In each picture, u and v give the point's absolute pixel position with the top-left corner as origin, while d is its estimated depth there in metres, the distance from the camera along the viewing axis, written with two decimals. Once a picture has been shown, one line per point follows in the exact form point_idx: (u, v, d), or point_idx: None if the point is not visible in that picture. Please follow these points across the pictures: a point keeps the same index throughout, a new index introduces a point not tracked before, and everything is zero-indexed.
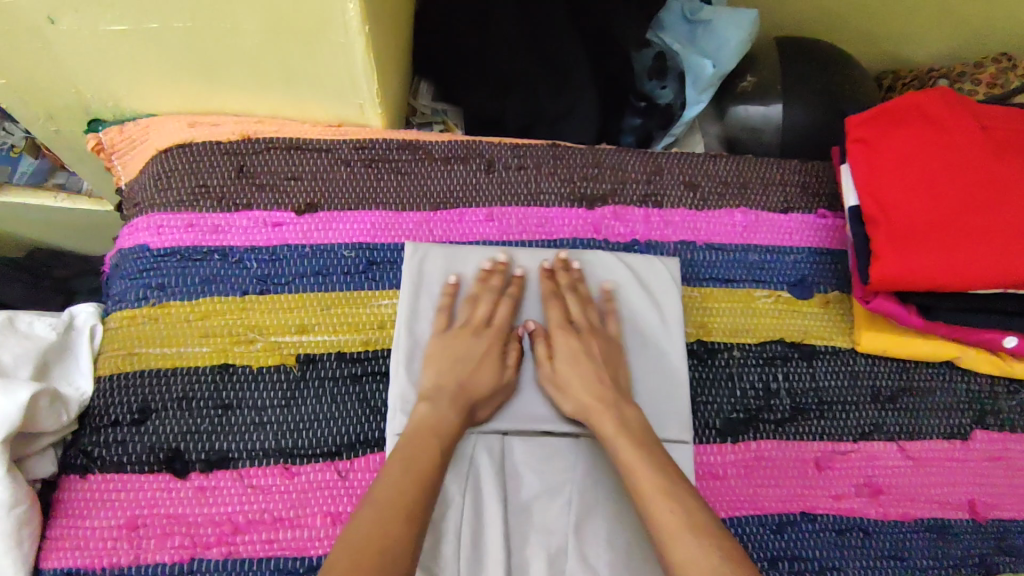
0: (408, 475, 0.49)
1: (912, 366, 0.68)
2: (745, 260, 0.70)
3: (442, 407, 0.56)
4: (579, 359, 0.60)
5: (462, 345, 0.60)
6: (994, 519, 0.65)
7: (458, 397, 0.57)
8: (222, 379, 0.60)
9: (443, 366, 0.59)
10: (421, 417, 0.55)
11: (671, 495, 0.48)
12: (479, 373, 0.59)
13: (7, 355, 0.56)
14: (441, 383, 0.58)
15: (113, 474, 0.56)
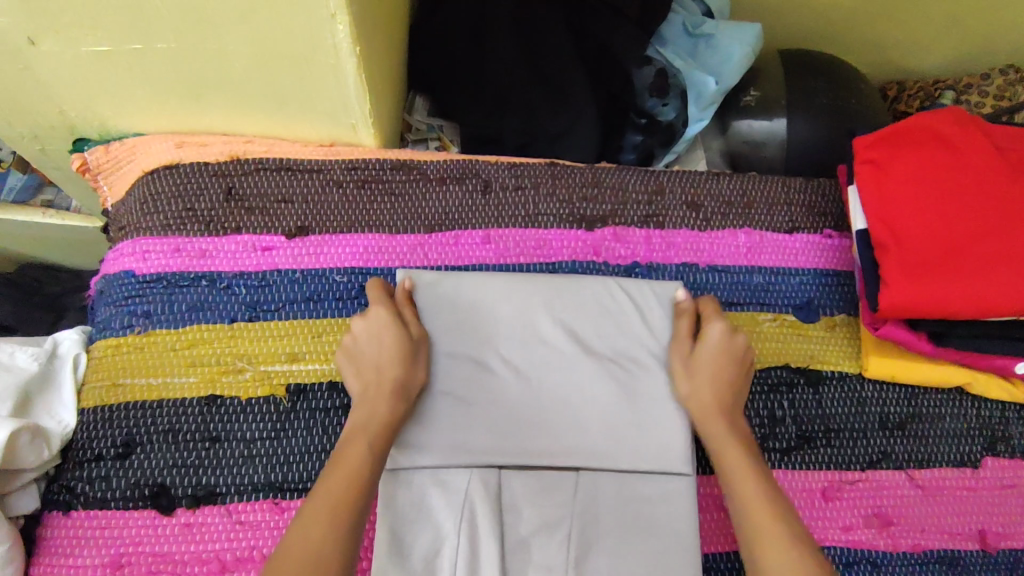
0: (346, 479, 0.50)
1: (922, 391, 0.66)
2: (748, 282, 0.68)
3: (372, 397, 0.56)
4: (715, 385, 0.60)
5: (370, 337, 0.59)
6: (1007, 550, 0.62)
7: (381, 378, 0.57)
8: (209, 411, 0.58)
9: (359, 372, 0.58)
10: (358, 419, 0.55)
11: (786, 545, 0.51)
12: (390, 348, 0.58)
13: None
14: (365, 384, 0.57)
15: (97, 511, 0.54)
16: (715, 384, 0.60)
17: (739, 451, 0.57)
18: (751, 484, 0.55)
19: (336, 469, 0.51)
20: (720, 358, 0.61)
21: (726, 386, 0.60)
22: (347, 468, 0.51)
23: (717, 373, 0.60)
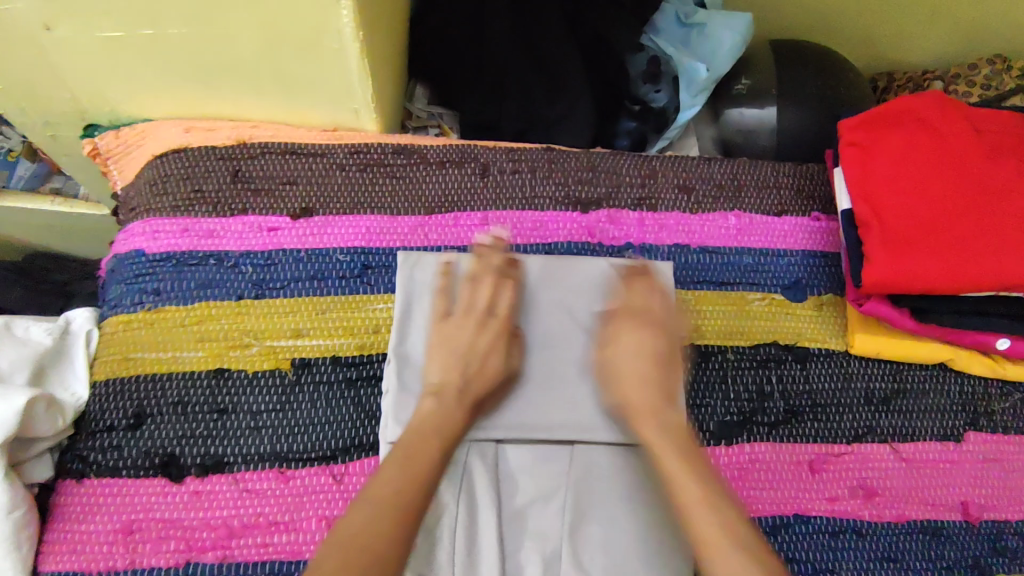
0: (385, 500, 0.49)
1: (906, 368, 0.68)
2: (739, 263, 0.70)
3: (445, 403, 0.57)
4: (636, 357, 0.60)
5: (469, 337, 0.60)
6: (990, 520, 0.64)
7: (464, 388, 0.58)
8: (216, 384, 0.60)
9: (446, 359, 0.60)
10: (432, 410, 0.56)
11: (717, 513, 0.49)
12: (485, 372, 0.59)
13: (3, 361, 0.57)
14: (448, 376, 0.59)
15: (109, 479, 0.56)
16: (637, 376, 0.59)
17: (670, 442, 0.54)
18: (681, 464, 0.52)
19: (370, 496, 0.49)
20: (643, 358, 0.60)
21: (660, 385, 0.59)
22: (386, 497, 0.49)
23: (649, 365, 0.60)
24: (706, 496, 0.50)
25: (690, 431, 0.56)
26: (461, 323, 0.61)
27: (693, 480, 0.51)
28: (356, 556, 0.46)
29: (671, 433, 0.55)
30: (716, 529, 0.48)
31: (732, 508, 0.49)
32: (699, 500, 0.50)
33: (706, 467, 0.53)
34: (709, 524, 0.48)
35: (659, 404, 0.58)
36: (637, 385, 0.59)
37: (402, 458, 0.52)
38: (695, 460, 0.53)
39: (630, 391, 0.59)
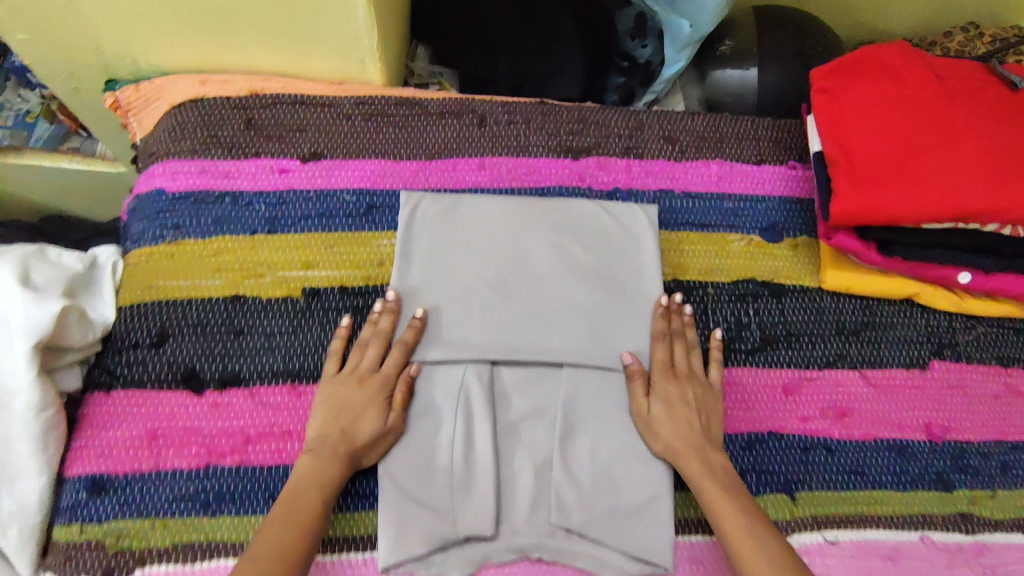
0: (288, 519, 0.53)
1: (875, 303, 0.73)
2: (720, 207, 0.75)
3: (323, 458, 0.57)
4: (675, 404, 0.62)
5: (346, 392, 0.60)
6: (952, 440, 0.69)
7: (338, 446, 0.58)
8: (233, 308, 0.64)
9: (327, 414, 0.59)
10: (304, 472, 0.56)
11: (764, 548, 0.54)
12: (361, 426, 0.59)
13: (40, 276, 0.60)
14: (328, 434, 0.58)
15: (135, 391, 0.61)
16: (677, 422, 0.61)
17: (718, 486, 0.58)
18: (735, 511, 0.57)
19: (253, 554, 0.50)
20: (681, 406, 0.62)
21: (698, 423, 0.62)
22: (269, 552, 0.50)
23: (681, 410, 0.62)
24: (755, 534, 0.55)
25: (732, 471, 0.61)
26: (348, 380, 0.61)
27: (741, 520, 0.56)
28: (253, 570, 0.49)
29: (714, 474, 0.59)
30: (761, 557, 0.53)
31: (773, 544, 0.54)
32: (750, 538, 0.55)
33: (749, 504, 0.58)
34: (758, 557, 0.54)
35: (698, 444, 0.61)
36: (679, 428, 0.61)
37: (302, 488, 0.55)
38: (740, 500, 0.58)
39: (678, 435, 0.61)
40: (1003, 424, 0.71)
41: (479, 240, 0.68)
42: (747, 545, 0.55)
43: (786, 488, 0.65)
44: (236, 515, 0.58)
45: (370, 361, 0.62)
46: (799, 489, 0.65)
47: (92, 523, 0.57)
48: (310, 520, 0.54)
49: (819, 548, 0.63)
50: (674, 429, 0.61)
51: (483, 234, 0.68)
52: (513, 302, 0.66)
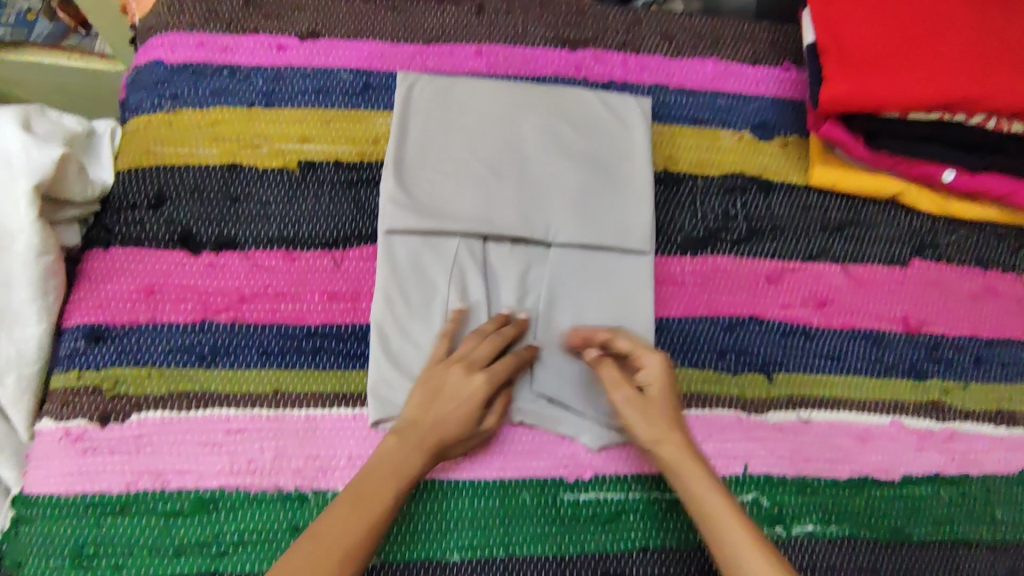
0: (357, 505, 0.52)
1: (861, 203, 0.74)
2: (713, 104, 0.76)
3: (408, 447, 0.55)
4: (646, 415, 0.57)
5: (446, 378, 0.58)
6: (928, 333, 0.71)
7: (425, 436, 0.55)
8: (229, 175, 0.65)
9: (423, 396, 0.57)
10: (389, 453, 0.55)
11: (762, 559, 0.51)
12: (452, 422, 0.56)
13: (40, 129, 0.63)
14: (418, 417, 0.56)
15: (133, 248, 0.62)
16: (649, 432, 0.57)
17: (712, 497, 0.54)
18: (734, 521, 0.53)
19: (316, 542, 0.50)
20: (651, 421, 0.57)
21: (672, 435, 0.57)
22: (325, 541, 0.50)
23: (653, 426, 0.57)
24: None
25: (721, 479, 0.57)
26: (449, 367, 0.58)
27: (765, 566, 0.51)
28: None
29: (711, 487, 0.55)
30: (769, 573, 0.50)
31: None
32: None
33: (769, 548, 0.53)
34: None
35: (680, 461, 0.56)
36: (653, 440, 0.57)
37: (377, 476, 0.54)
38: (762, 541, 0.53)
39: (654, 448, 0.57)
40: (979, 322, 0.72)
41: (474, 119, 0.68)
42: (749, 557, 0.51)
43: (763, 368, 0.67)
44: (229, 367, 0.60)
45: (481, 361, 0.59)
46: (776, 370, 0.67)
47: (90, 369, 0.59)
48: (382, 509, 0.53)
49: (793, 426, 0.65)
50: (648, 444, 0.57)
51: (477, 114, 0.68)
52: (507, 181, 0.66)
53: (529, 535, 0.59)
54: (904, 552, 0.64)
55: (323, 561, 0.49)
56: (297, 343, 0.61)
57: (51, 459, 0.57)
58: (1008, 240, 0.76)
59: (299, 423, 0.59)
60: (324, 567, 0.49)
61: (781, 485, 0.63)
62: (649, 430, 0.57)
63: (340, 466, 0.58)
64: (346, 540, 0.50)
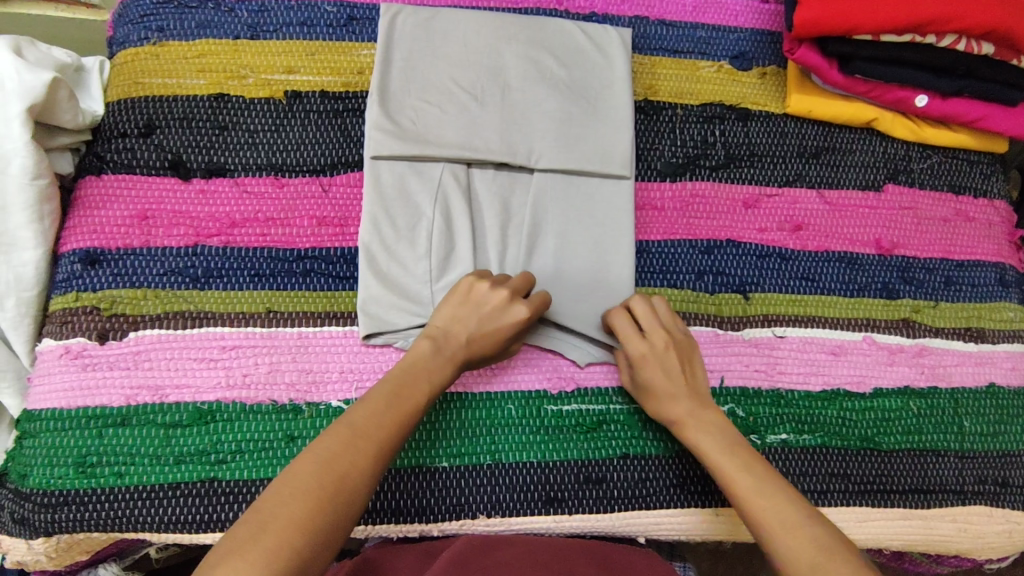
0: (389, 400, 0.53)
1: (836, 131, 0.76)
2: (693, 35, 0.77)
3: (442, 358, 0.57)
4: (659, 369, 0.59)
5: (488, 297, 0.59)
6: (900, 255, 0.73)
7: (460, 350, 0.58)
8: (218, 105, 0.67)
9: (460, 311, 0.59)
10: (422, 357, 0.56)
11: (772, 504, 0.51)
12: (484, 338, 0.58)
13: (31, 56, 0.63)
14: (452, 329, 0.58)
15: (125, 175, 0.64)
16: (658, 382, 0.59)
17: (722, 450, 0.56)
18: (738, 470, 0.54)
19: (350, 429, 0.50)
20: (659, 376, 0.59)
21: (680, 387, 0.59)
22: (361, 428, 0.50)
23: (664, 379, 0.59)
24: (795, 526, 0.49)
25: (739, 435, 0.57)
26: (491, 286, 0.59)
27: (783, 519, 0.50)
28: (353, 457, 0.48)
29: (724, 440, 0.56)
30: (771, 517, 0.50)
31: (824, 532, 0.48)
32: (788, 532, 0.49)
33: (784, 491, 0.52)
34: (795, 548, 0.48)
35: (692, 411, 0.58)
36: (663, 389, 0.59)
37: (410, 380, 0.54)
38: (769, 489, 0.52)
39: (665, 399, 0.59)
40: (949, 244, 0.75)
41: (458, 51, 0.70)
42: (754, 504, 0.51)
43: (740, 289, 0.70)
44: (221, 289, 0.62)
45: (521, 289, 0.60)
46: (753, 291, 0.70)
47: (87, 291, 0.61)
48: (411, 406, 0.53)
49: (768, 341, 0.68)
50: (659, 399, 0.59)
51: (460, 45, 0.70)
52: (491, 109, 0.68)
53: (512, 442, 0.62)
54: (874, 459, 0.67)
55: (361, 446, 0.49)
56: (288, 266, 0.63)
57: (52, 374, 0.59)
58: (980, 166, 0.78)
59: (292, 341, 0.62)
60: (358, 449, 0.49)
61: (755, 397, 0.66)
62: (663, 383, 0.59)
63: (332, 379, 0.61)
64: (379, 425, 0.51)
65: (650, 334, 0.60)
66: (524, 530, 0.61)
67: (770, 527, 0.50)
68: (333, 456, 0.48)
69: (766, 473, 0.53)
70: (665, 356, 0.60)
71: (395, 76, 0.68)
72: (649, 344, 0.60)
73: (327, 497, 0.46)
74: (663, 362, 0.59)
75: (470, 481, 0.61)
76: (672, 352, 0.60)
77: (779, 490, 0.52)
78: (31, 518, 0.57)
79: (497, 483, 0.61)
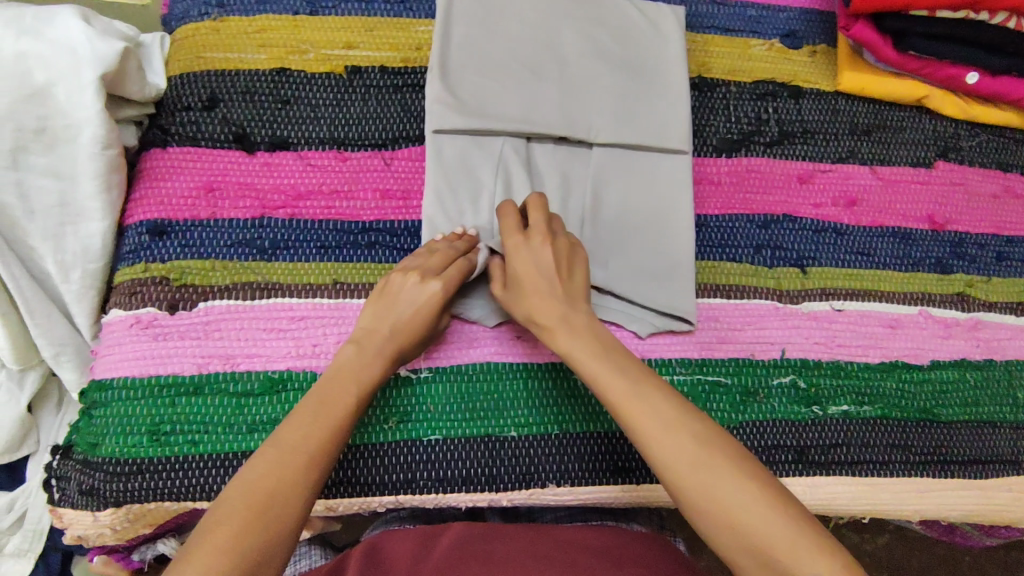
0: (321, 411, 0.52)
1: (887, 109, 0.76)
2: (744, 14, 0.77)
3: (367, 355, 0.56)
4: (535, 264, 0.56)
5: (401, 288, 0.58)
6: (953, 231, 0.74)
7: (384, 345, 0.56)
8: (280, 79, 0.67)
9: (381, 307, 0.58)
10: (347, 361, 0.55)
11: (647, 406, 0.50)
12: (410, 327, 0.57)
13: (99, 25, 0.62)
14: (375, 327, 0.57)
15: (190, 147, 0.64)
16: (528, 282, 0.56)
17: (591, 350, 0.53)
18: (608, 370, 0.52)
19: (281, 444, 0.50)
20: (534, 271, 0.56)
21: (550, 284, 0.56)
22: (288, 445, 0.50)
23: (535, 276, 0.56)
24: (674, 426, 0.49)
25: (606, 332, 0.55)
26: (405, 275, 0.58)
27: (657, 420, 0.49)
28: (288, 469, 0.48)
29: (590, 343, 0.54)
30: (647, 419, 0.49)
31: (695, 434, 0.48)
32: (665, 434, 0.48)
33: (659, 390, 0.51)
34: (675, 449, 0.48)
35: (563, 311, 0.55)
36: (538, 289, 0.56)
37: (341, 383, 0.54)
38: (644, 392, 0.50)
39: (546, 299, 0.55)
40: (1001, 221, 0.75)
41: (513, 26, 0.70)
42: (628, 405, 0.50)
43: (798, 263, 0.70)
44: (289, 261, 0.62)
45: (436, 267, 0.58)
46: (810, 264, 0.70)
47: (156, 261, 0.61)
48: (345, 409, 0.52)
49: (827, 315, 0.69)
50: (533, 299, 0.56)
51: (516, 20, 0.70)
52: (549, 84, 0.68)
53: (579, 413, 0.62)
54: (932, 430, 0.67)
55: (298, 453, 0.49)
56: (352, 238, 0.64)
57: (122, 343, 0.59)
58: None
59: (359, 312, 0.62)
60: (295, 459, 0.49)
61: (817, 368, 0.67)
62: (536, 281, 0.56)
63: None
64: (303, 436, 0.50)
65: (534, 230, 0.57)
66: (593, 500, 0.62)
67: (652, 434, 0.49)
68: (259, 475, 0.48)
69: (637, 372, 0.52)
70: (541, 251, 0.56)
71: (455, 51, 0.68)
72: (528, 243, 0.57)
73: (253, 517, 0.46)
74: (538, 260, 0.56)
75: (538, 449, 0.61)
76: (541, 247, 0.56)
77: (657, 390, 0.51)
78: (101, 488, 0.57)
79: (566, 452, 0.61)
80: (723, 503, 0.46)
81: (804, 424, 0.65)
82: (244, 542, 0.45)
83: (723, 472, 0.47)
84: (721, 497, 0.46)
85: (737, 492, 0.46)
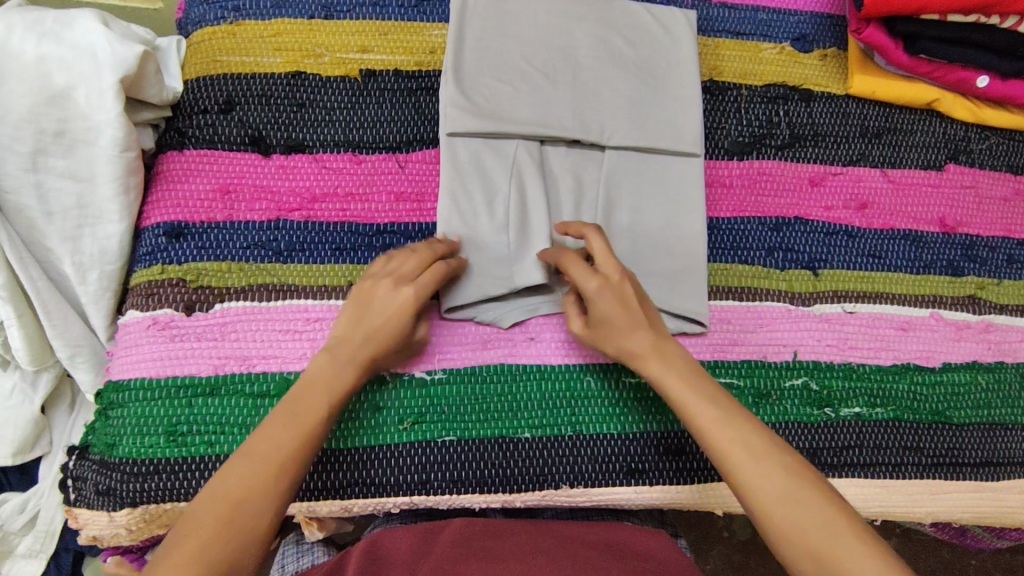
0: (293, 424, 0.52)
1: (898, 112, 0.77)
2: (754, 18, 0.78)
3: (339, 360, 0.55)
4: (615, 303, 0.56)
5: (374, 293, 0.57)
6: (964, 234, 0.74)
7: (357, 352, 0.56)
8: (295, 82, 0.67)
9: (352, 313, 0.57)
10: (319, 368, 0.55)
11: (734, 431, 0.51)
12: (379, 335, 0.56)
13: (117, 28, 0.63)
14: (348, 333, 0.56)
15: (207, 150, 0.64)
16: (610, 319, 0.57)
17: (679, 379, 0.55)
18: (697, 398, 0.53)
19: (249, 454, 0.50)
20: (613, 309, 0.57)
21: (633, 320, 0.57)
22: (279, 454, 0.50)
23: (617, 313, 0.56)
24: (760, 454, 0.50)
25: (693, 362, 0.56)
26: (379, 280, 0.57)
27: (744, 446, 0.50)
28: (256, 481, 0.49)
29: (678, 372, 0.55)
30: (733, 443, 0.51)
31: (783, 463, 0.49)
32: (752, 460, 0.50)
33: (753, 426, 0.52)
34: (759, 475, 0.49)
35: (653, 341, 0.56)
36: (620, 326, 0.57)
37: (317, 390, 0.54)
38: (733, 419, 0.52)
39: (628, 334, 0.56)
40: (1011, 223, 0.76)
41: (525, 29, 0.70)
42: (714, 429, 0.52)
43: (809, 266, 0.70)
44: (304, 263, 0.63)
45: (410, 272, 0.58)
46: (821, 267, 0.71)
47: (172, 263, 0.61)
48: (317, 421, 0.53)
49: (838, 317, 0.69)
50: (613, 332, 0.57)
51: (528, 24, 0.70)
52: (562, 87, 0.69)
53: (594, 414, 0.62)
54: (943, 432, 0.67)
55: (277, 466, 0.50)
56: (367, 241, 0.64)
57: (139, 345, 0.59)
58: None
59: None
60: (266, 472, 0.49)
61: (829, 371, 0.67)
62: (619, 319, 0.56)
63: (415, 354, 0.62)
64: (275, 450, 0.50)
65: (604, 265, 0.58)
66: (606, 502, 0.62)
67: (739, 457, 0.50)
68: (228, 487, 0.48)
69: (724, 402, 0.53)
70: (620, 288, 0.57)
71: (468, 54, 0.68)
72: (603, 281, 0.57)
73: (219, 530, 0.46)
74: (617, 297, 0.57)
75: (552, 451, 0.61)
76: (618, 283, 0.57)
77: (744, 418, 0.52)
78: (118, 488, 0.57)
79: (580, 454, 0.61)
80: (798, 528, 0.47)
81: (817, 426, 0.65)
82: (209, 552, 0.45)
83: (815, 507, 0.47)
84: (806, 522, 0.46)
85: (818, 520, 0.46)
